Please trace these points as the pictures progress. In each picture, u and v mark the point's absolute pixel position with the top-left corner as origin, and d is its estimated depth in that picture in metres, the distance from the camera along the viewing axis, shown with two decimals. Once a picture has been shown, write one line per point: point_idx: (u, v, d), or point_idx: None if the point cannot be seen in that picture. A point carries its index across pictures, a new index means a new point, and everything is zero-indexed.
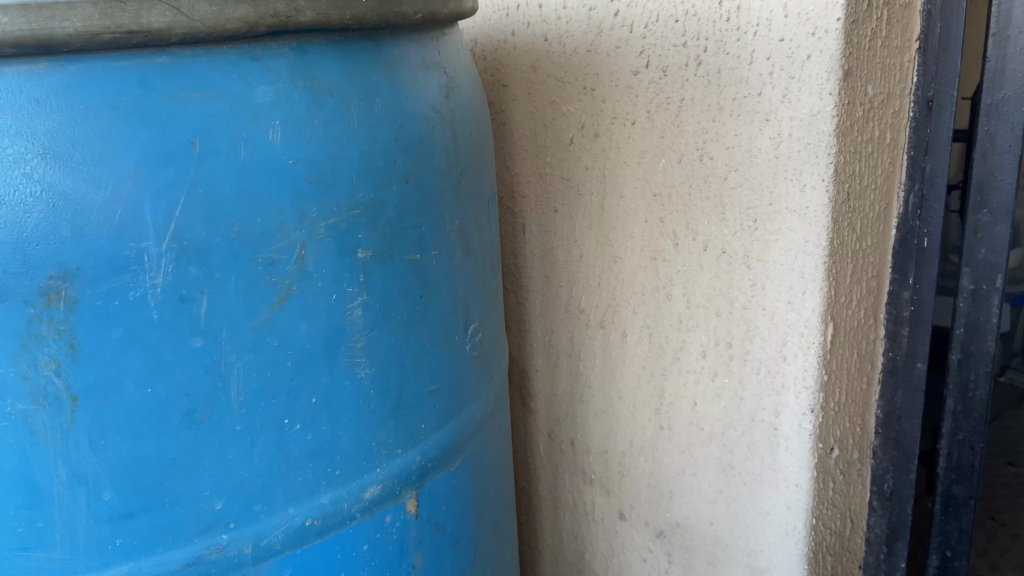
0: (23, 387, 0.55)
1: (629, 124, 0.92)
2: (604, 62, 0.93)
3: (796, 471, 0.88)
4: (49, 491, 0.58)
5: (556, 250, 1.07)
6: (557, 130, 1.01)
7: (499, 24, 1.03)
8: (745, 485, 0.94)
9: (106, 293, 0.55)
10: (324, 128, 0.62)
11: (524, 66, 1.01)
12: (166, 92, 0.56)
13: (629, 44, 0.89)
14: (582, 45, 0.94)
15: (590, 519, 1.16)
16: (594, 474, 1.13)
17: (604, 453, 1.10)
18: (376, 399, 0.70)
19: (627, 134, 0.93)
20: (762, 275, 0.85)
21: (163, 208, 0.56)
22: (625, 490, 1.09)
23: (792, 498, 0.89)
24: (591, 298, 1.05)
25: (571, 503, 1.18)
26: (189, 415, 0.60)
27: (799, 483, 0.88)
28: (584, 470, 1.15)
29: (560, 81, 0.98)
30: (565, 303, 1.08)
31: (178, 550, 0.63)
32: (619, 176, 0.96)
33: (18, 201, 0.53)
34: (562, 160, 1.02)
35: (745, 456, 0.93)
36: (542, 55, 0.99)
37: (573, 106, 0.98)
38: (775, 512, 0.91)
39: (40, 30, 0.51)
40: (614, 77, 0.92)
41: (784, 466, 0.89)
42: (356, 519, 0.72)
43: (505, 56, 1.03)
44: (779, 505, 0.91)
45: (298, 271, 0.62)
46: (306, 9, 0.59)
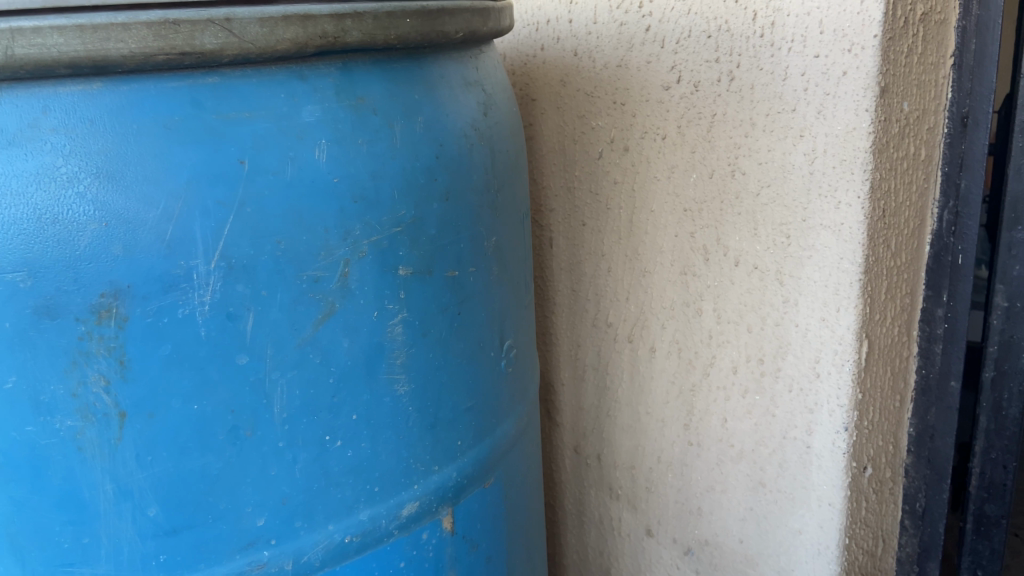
0: (72, 404, 0.55)
1: (659, 139, 0.92)
2: (635, 77, 0.92)
3: (829, 490, 0.88)
4: (95, 507, 0.58)
5: (584, 264, 1.06)
6: (586, 144, 1.00)
7: (528, 39, 1.02)
8: (777, 503, 0.93)
9: (156, 310, 0.56)
10: (368, 147, 0.63)
11: (552, 80, 1.01)
12: (217, 112, 0.57)
13: (660, 59, 0.89)
14: (612, 60, 0.94)
15: (616, 535, 1.16)
16: (620, 489, 1.12)
17: (631, 469, 1.10)
18: (415, 416, 0.70)
19: (657, 149, 0.93)
20: (795, 291, 0.85)
21: (212, 227, 0.56)
22: (653, 506, 1.08)
23: (825, 517, 0.89)
24: (619, 313, 1.04)
25: (597, 519, 1.18)
26: (234, 431, 0.60)
27: (832, 501, 0.88)
28: (610, 485, 1.14)
29: (590, 96, 0.98)
30: (592, 317, 1.08)
31: (221, 566, 0.63)
32: (649, 191, 0.95)
33: (71, 220, 0.53)
34: (591, 174, 1.01)
35: (776, 473, 0.92)
36: (571, 69, 0.98)
37: (602, 121, 0.97)
38: (807, 530, 0.91)
39: (95, 51, 0.51)
40: (645, 92, 0.92)
41: (816, 484, 0.89)
42: (393, 536, 0.72)
43: (534, 70, 1.03)
44: (812, 524, 0.90)
45: (341, 288, 0.62)
46: (353, 29, 0.59)
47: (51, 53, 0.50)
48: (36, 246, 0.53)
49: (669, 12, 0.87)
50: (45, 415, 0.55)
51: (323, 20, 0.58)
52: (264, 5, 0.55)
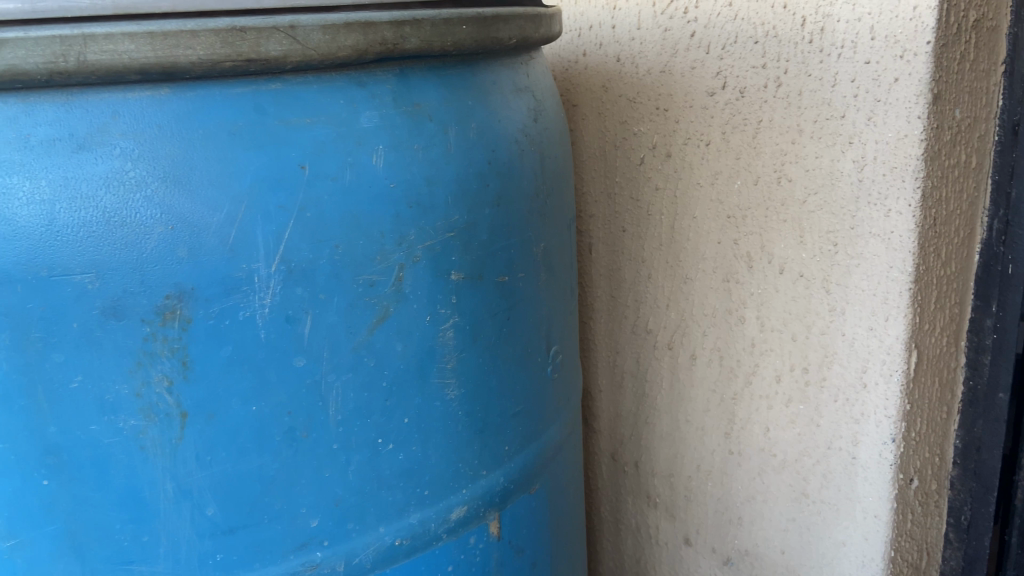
0: (136, 403, 0.56)
1: (703, 145, 0.91)
2: (678, 83, 0.92)
3: (874, 502, 0.87)
4: (155, 505, 0.59)
5: (623, 270, 1.06)
6: (628, 150, 1.00)
7: (569, 45, 1.02)
8: (820, 515, 0.92)
9: (218, 312, 0.57)
10: (424, 152, 0.63)
11: (594, 86, 1.01)
12: (279, 118, 0.57)
13: (705, 65, 0.89)
14: (656, 66, 0.93)
15: (653, 543, 1.15)
16: (658, 497, 1.12)
17: (670, 477, 1.09)
18: (464, 420, 0.71)
19: (700, 155, 0.92)
20: (842, 299, 0.84)
21: (274, 231, 0.57)
22: (692, 515, 1.07)
23: (870, 529, 0.88)
24: (659, 319, 1.04)
25: (634, 527, 1.17)
26: (291, 432, 0.61)
27: (878, 514, 0.87)
28: (648, 493, 1.13)
29: (632, 102, 0.97)
30: (632, 323, 1.07)
31: (276, 566, 0.64)
32: (691, 197, 0.95)
33: (137, 223, 0.54)
34: (632, 180, 1.01)
35: (820, 484, 0.91)
36: (614, 75, 0.98)
37: (644, 127, 0.97)
38: (851, 542, 0.90)
39: (165, 57, 0.52)
40: (689, 98, 0.91)
41: (862, 496, 0.88)
42: (443, 540, 0.72)
43: (575, 76, 1.03)
44: (856, 536, 0.90)
45: (396, 293, 0.63)
46: (411, 36, 0.60)
47: (121, 59, 0.51)
48: (104, 249, 0.54)
49: (714, 18, 0.87)
50: (110, 414, 0.56)
51: (383, 28, 0.58)
52: (327, 12, 0.56)
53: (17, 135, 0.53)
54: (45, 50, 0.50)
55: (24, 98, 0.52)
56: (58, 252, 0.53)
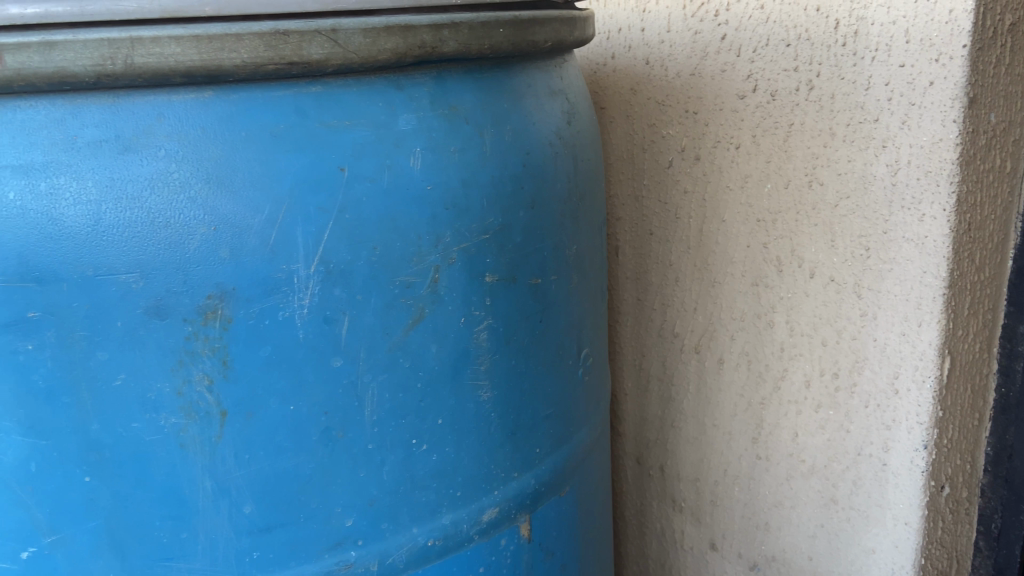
0: (177, 402, 0.57)
1: (732, 148, 0.91)
2: (708, 86, 0.92)
3: (905, 509, 0.86)
4: (194, 503, 0.60)
5: (650, 273, 1.05)
6: (656, 153, 1.00)
7: (597, 48, 1.02)
8: (849, 521, 0.92)
9: (258, 313, 0.57)
10: (460, 155, 0.63)
11: (623, 89, 1.01)
12: (320, 121, 0.58)
13: (736, 68, 0.88)
14: (685, 69, 0.93)
15: (678, 548, 1.14)
16: (684, 501, 1.11)
17: (696, 481, 1.08)
18: (497, 422, 0.71)
19: (730, 158, 0.92)
20: (874, 304, 0.83)
21: (313, 232, 0.58)
22: (718, 520, 1.07)
23: (900, 536, 0.87)
24: (686, 323, 1.03)
25: (659, 531, 1.16)
26: (327, 432, 0.62)
27: (908, 521, 0.86)
28: (673, 497, 1.12)
29: (661, 104, 0.97)
30: (658, 327, 1.07)
31: (311, 564, 0.64)
32: (720, 201, 0.94)
33: (181, 224, 0.55)
34: (660, 183, 1.01)
35: (850, 490, 0.91)
36: (643, 77, 0.98)
37: (673, 129, 0.97)
38: (881, 549, 0.90)
39: (210, 60, 0.53)
40: (719, 101, 0.91)
41: (892, 503, 0.87)
42: (475, 541, 0.73)
43: (603, 78, 1.03)
44: (886, 543, 0.89)
45: (431, 294, 0.63)
46: (449, 39, 0.60)
47: (168, 62, 0.52)
48: (148, 249, 0.55)
49: (745, 21, 0.86)
50: (151, 412, 0.57)
51: (422, 31, 0.58)
52: (368, 15, 0.56)
53: (64, 136, 0.53)
54: (93, 53, 0.50)
55: (71, 99, 0.53)
56: (103, 252, 0.54)
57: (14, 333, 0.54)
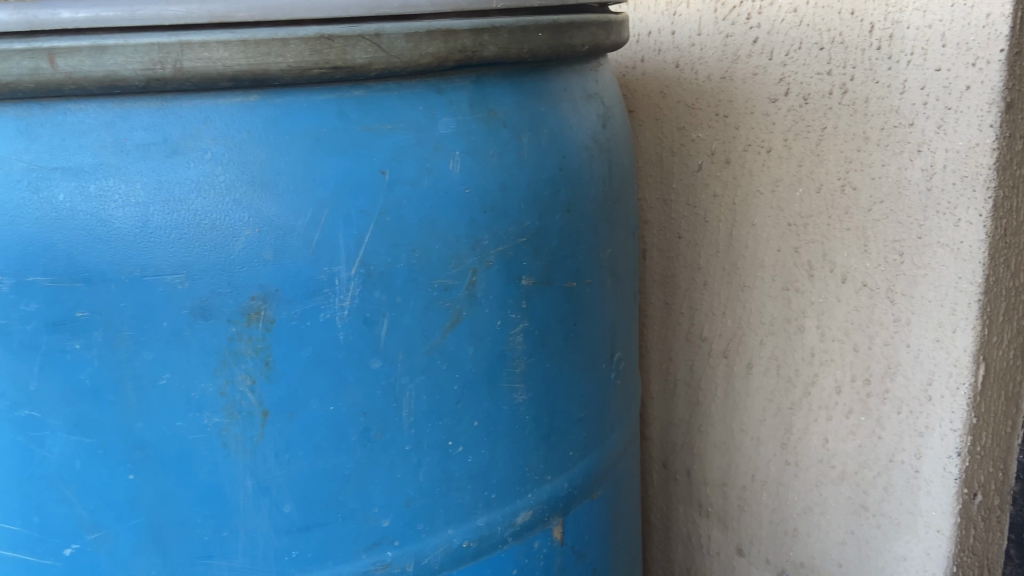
0: (220, 401, 0.58)
1: (764, 152, 0.91)
2: (739, 89, 0.91)
3: (937, 516, 0.86)
4: (235, 501, 0.60)
5: (678, 277, 1.05)
6: (686, 156, 1.00)
7: (626, 50, 1.02)
8: (880, 528, 0.91)
9: (300, 314, 0.58)
10: (498, 158, 0.64)
11: (652, 92, 1.01)
12: (361, 124, 0.58)
13: (768, 71, 0.88)
14: (716, 72, 0.93)
15: (705, 553, 1.14)
16: (710, 506, 1.10)
17: (723, 486, 1.08)
18: (531, 424, 0.71)
19: (761, 162, 0.92)
20: (908, 310, 0.82)
21: (354, 234, 0.58)
22: (745, 525, 1.06)
23: (931, 544, 0.87)
24: (715, 327, 1.03)
25: (684, 536, 1.16)
26: (365, 433, 0.62)
27: (940, 528, 0.86)
28: (699, 502, 1.12)
29: (690, 107, 0.97)
30: (686, 330, 1.07)
31: (348, 564, 0.65)
32: (751, 204, 0.94)
33: (227, 225, 0.56)
34: (689, 186, 1.00)
35: (880, 497, 0.90)
36: (672, 80, 0.98)
37: (703, 133, 0.97)
38: (912, 557, 0.89)
39: (256, 65, 0.53)
40: (750, 104, 0.91)
41: (924, 510, 0.87)
42: (508, 543, 0.73)
43: (632, 82, 1.03)
44: (917, 550, 0.88)
45: (468, 297, 0.64)
46: (489, 43, 0.61)
47: (216, 66, 0.53)
48: (194, 250, 0.55)
49: (778, 24, 0.86)
50: (195, 411, 0.57)
51: (463, 35, 0.59)
52: (411, 20, 0.57)
53: (113, 139, 0.54)
54: (143, 57, 0.51)
55: (120, 103, 0.54)
56: (151, 253, 0.55)
57: (62, 332, 0.55)
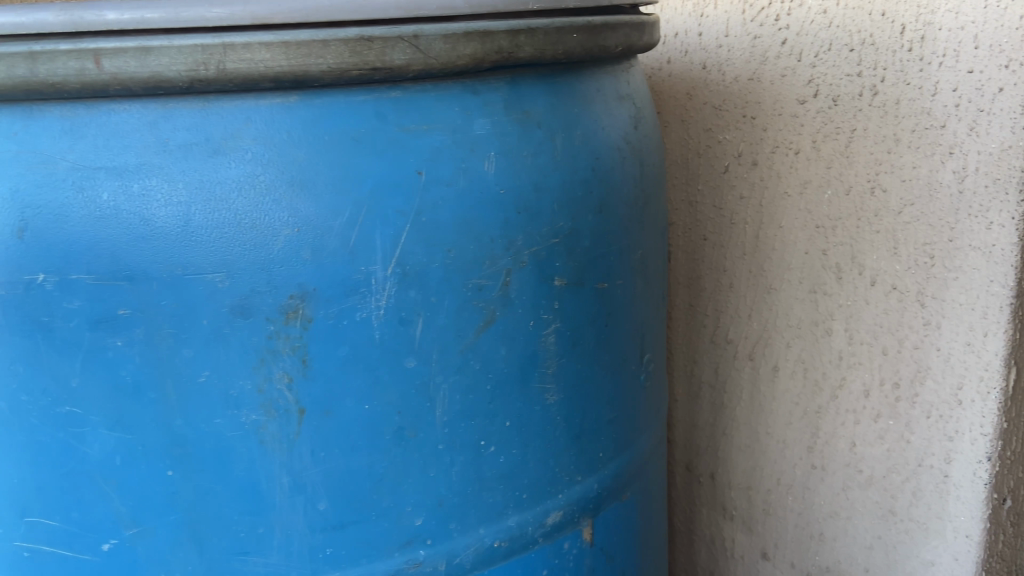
0: (257, 399, 0.58)
1: (792, 154, 0.91)
2: (767, 91, 0.91)
3: (966, 521, 0.85)
4: (271, 499, 0.61)
5: (703, 279, 1.05)
6: (712, 158, 0.99)
7: (653, 52, 1.02)
8: (908, 533, 0.90)
9: (337, 313, 0.58)
10: (533, 159, 0.64)
11: (678, 93, 1.01)
12: (399, 125, 0.59)
13: (797, 73, 0.88)
14: (744, 73, 0.93)
15: (728, 556, 1.13)
16: (734, 510, 1.10)
17: (748, 490, 1.07)
18: (562, 425, 0.71)
19: (789, 164, 0.91)
20: (938, 313, 0.82)
21: (391, 234, 0.59)
22: (770, 529, 1.06)
23: (960, 549, 0.86)
24: (740, 330, 1.02)
25: (708, 539, 1.15)
26: (399, 432, 0.62)
27: (969, 534, 0.85)
28: (723, 505, 1.11)
29: (717, 109, 0.97)
30: (711, 333, 1.06)
31: (381, 562, 0.65)
32: (779, 206, 0.94)
33: (267, 225, 0.56)
34: (715, 188, 1.00)
35: (909, 502, 0.89)
36: (699, 82, 0.98)
37: (730, 134, 0.96)
38: (941, 562, 0.88)
39: (297, 66, 0.54)
40: (778, 106, 0.90)
41: (953, 515, 0.86)
42: (539, 544, 0.73)
43: (659, 83, 1.03)
44: (945, 555, 0.88)
45: (502, 297, 0.64)
46: (525, 45, 0.61)
47: (258, 68, 0.53)
48: (235, 249, 0.56)
49: (807, 25, 0.86)
50: (233, 408, 0.58)
51: (499, 37, 0.59)
52: (449, 21, 0.57)
53: (157, 139, 0.55)
54: (187, 58, 0.52)
55: (163, 104, 0.55)
56: (192, 252, 0.55)
57: (104, 330, 0.56)
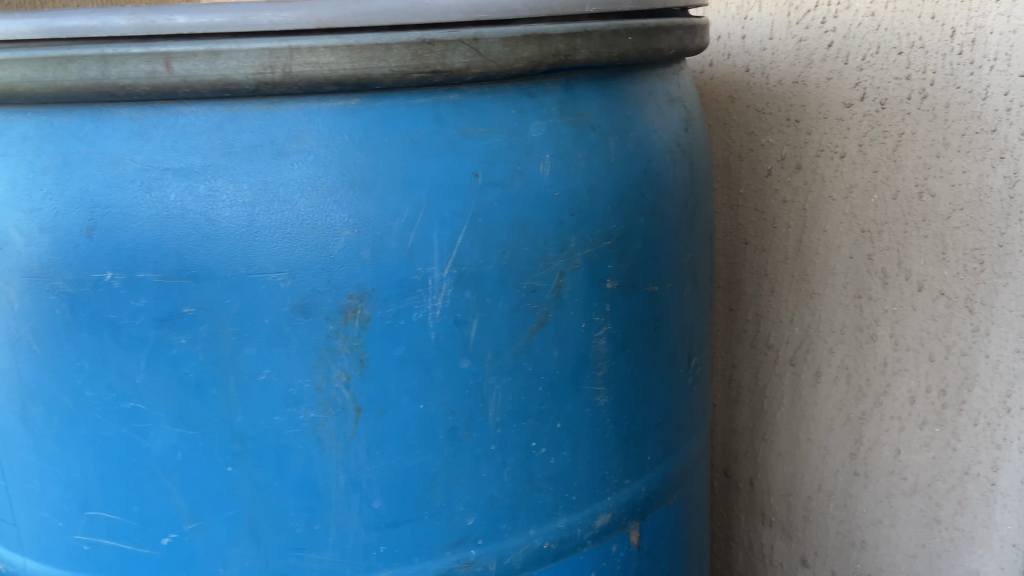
0: (316, 397, 0.59)
1: (837, 157, 0.90)
2: (812, 94, 0.90)
3: (1013, 531, 0.84)
4: (327, 496, 0.61)
5: (744, 283, 1.05)
6: (754, 161, 0.99)
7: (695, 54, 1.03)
8: (952, 542, 0.89)
9: (394, 313, 0.59)
10: (587, 161, 0.64)
11: (720, 96, 1.01)
12: (457, 127, 0.59)
13: (843, 75, 0.87)
14: (788, 76, 0.92)
15: (767, 563, 1.12)
16: (774, 516, 1.09)
17: (788, 496, 1.06)
18: (612, 428, 0.71)
19: (834, 168, 0.90)
20: (987, 320, 0.81)
21: (448, 235, 0.59)
22: (810, 536, 1.05)
23: (1007, 558, 0.85)
24: (781, 334, 1.02)
25: (746, 545, 1.14)
26: (452, 432, 0.63)
27: (1016, 543, 0.84)
28: (762, 511, 1.11)
29: (761, 112, 0.97)
30: (751, 337, 1.06)
31: (433, 561, 0.66)
32: (823, 210, 0.93)
33: (328, 226, 0.57)
34: (758, 192, 1.00)
35: (954, 510, 0.88)
36: (742, 85, 0.98)
37: (773, 137, 0.96)
38: (986, 571, 0.87)
39: (360, 69, 0.55)
40: (823, 109, 0.90)
41: (1000, 524, 0.85)
42: (588, 545, 0.73)
43: (702, 86, 1.03)
44: (991, 564, 0.86)
45: (555, 299, 0.64)
46: (582, 47, 0.61)
47: (323, 71, 0.54)
48: (297, 249, 0.57)
49: (854, 28, 0.85)
50: (292, 406, 0.59)
51: (557, 39, 0.59)
52: (508, 25, 0.58)
53: (223, 141, 0.56)
54: (254, 61, 0.53)
55: (229, 106, 0.56)
56: (255, 252, 0.56)
57: (168, 327, 0.57)
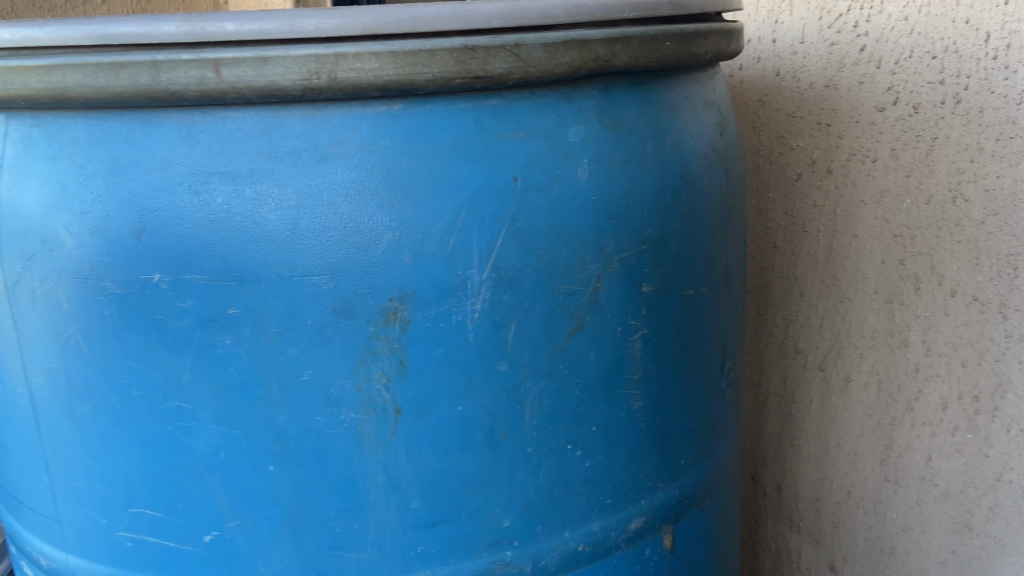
0: (357, 397, 0.60)
1: (869, 161, 0.89)
2: (844, 98, 0.90)
3: None
4: (367, 495, 0.62)
5: (773, 287, 1.04)
6: (784, 165, 0.99)
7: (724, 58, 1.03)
8: (984, 549, 0.88)
9: (434, 315, 0.60)
10: (624, 166, 0.64)
11: (750, 100, 1.01)
12: (496, 132, 0.60)
13: (875, 79, 0.87)
14: (820, 80, 0.92)
15: (795, 568, 1.12)
16: (802, 521, 1.09)
17: (816, 502, 1.06)
18: (647, 432, 0.71)
19: (865, 172, 0.90)
20: (1021, 325, 0.80)
21: (487, 239, 0.60)
22: (839, 542, 1.04)
23: None
24: (811, 339, 1.01)
25: (773, 550, 1.14)
26: (489, 434, 0.64)
27: None
28: (790, 516, 1.10)
29: (791, 116, 0.97)
30: (780, 341, 1.05)
31: (469, 561, 0.66)
32: (854, 214, 0.92)
33: (370, 229, 0.58)
34: (788, 196, 1.00)
35: (985, 517, 0.87)
36: (772, 89, 0.98)
37: (804, 141, 0.96)
38: None
39: (404, 75, 0.55)
40: (855, 113, 0.89)
41: None
42: (621, 549, 0.73)
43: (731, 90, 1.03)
44: None
45: (591, 302, 0.64)
46: (621, 53, 0.61)
47: (368, 77, 0.55)
48: (340, 253, 0.58)
49: (888, 32, 0.85)
50: (333, 406, 0.60)
51: (596, 45, 0.60)
52: (549, 30, 0.58)
53: (269, 146, 0.57)
54: (301, 67, 0.54)
55: (275, 111, 0.57)
56: (299, 255, 0.57)
57: (214, 328, 0.58)
